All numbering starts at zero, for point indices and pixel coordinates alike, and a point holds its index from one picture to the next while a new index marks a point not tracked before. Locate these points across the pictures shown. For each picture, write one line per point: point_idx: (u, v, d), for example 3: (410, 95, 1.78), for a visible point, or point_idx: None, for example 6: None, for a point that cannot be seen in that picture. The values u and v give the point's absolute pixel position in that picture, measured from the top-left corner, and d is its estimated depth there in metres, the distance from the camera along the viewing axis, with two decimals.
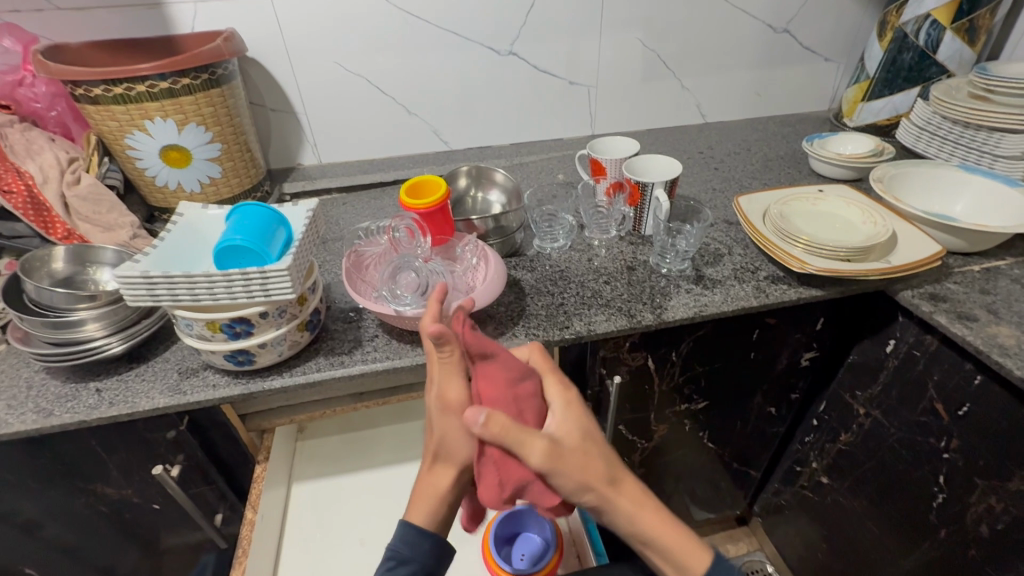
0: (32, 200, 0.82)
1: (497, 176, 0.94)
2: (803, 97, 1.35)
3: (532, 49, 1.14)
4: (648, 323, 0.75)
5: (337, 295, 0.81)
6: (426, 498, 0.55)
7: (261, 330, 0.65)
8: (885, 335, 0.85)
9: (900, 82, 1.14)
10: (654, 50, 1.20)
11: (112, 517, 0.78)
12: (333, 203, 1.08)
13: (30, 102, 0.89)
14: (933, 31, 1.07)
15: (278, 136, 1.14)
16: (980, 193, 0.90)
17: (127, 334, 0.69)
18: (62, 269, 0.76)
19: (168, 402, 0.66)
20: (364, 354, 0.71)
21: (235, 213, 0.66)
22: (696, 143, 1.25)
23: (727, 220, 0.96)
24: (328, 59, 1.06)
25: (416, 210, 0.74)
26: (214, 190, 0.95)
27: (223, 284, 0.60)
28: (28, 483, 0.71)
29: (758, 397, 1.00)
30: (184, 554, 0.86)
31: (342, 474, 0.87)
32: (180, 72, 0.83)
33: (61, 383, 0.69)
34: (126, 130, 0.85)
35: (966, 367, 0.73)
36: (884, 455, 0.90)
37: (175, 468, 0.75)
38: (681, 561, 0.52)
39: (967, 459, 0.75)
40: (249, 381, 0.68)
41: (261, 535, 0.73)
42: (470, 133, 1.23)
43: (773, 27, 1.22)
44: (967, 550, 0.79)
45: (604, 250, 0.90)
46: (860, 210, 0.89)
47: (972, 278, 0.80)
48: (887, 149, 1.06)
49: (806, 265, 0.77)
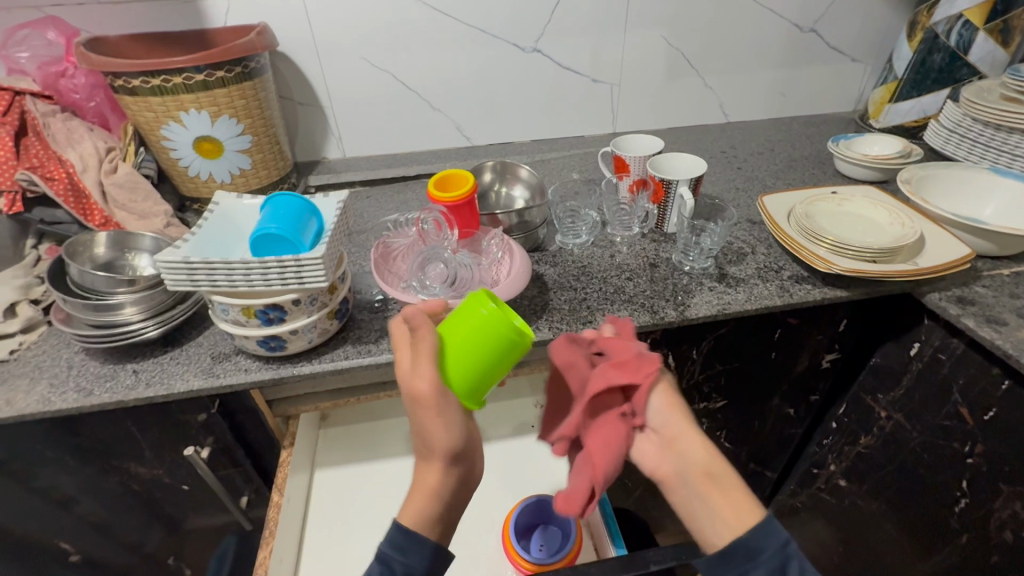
0: (72, 187, 0.84)
1: (521, 172, 0.95)
2: (828, 97, 1.34)
3: (556, 46, 1.14)
4: (670, 320, 0.76)
5: (363, 285, 0.83)
6: (417, 493, 0.51)
7: (293, 317, 0.67)
8: (910, 338, 0.84)
9: (930, 83, 1.12)
10: (678, 49, 1.20)
11: (142, 496, 0.81)
12: (358, 196, 1.10)
13: (71, 93, 0.92)
14: (964, 32, 1.05)
15: (304, 129, 1.16)
16: (1011, 197, 0.89)
17: (163, 319, 0.71)
18: (103, 254, 0.78)
19: (202, 384, 0.68)
20: (390, 343, 0.73)
21: (269, 203, 0.67)
22: (718, 143, 1.24)
23: (751, 219, 0.96)
24: (356, 55, 1.08)
25: (443, 203, 0.75)
26: (244, 181, 0.97)
27: (259, 271, 0.61)
28: (67, 459, 0.73)
29: (778, 398, 1.00)
30: (209, 535, 0.89)
31: (362, 462, 0.88)
32: (215, 65, 0.85)
33: (100, 364, 0.71)
34: (161, 121, 0.88)
35: (994, 372, 0.72)
36: (905, 460, 0.89)
37: (205, 450, 0.78)
38: (739, 512, 0.50)
39: (992, 464, 0.74)
40: (279, 367, 0.70)
41: (286, 518, 0.75)
42: (492, 130, 1.24)
43: (799, 26, 1.21)
44: (990, 557, 0.78)
45: (627, 247, 0.90)
46: (887, 211, 0.88)
47: (1001, 282, 0.79)
48: (915, 151, 1.05)
49: (831, 265, 0.77)
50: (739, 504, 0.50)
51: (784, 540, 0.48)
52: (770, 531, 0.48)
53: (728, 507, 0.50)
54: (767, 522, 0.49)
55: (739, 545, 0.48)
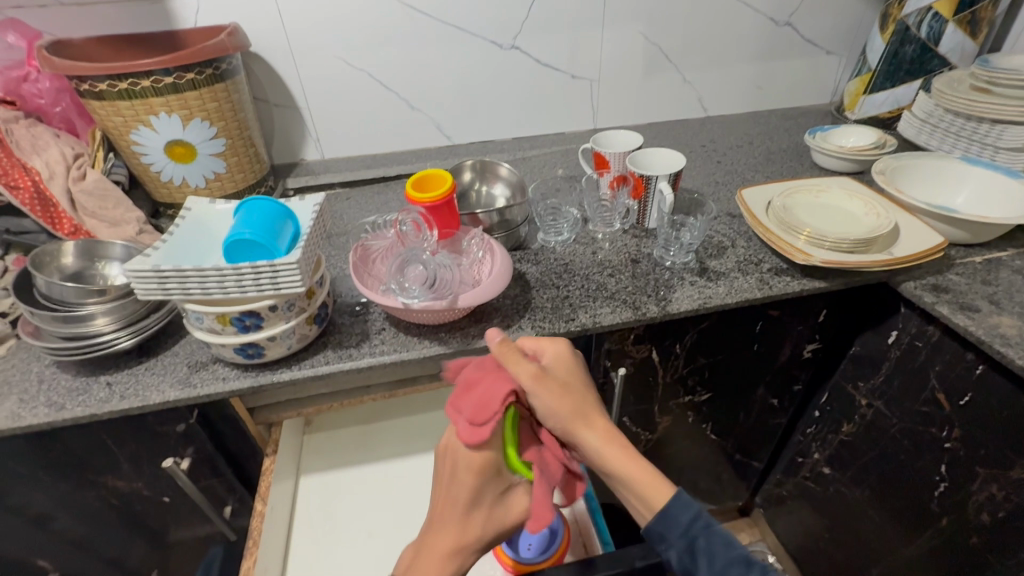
0: (39, 195, 0.83)
1: (501, 170, 0.94)
2: (805, 89, 1.35)
3: (534, 43, 1.14)
4: (652, 315, 0.76)
5: (343, 289, 0.82)
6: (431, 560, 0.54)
7: (270, 323, 0.66)
8: (888, 326, 0.86)
9: (902, 74, 1.14)
10: (656, 43, 1.20)
11: (122, 510, 0.79)
12: (337, 198, 1.09)
13: (34, 98, 0.89)
14: (934, 24, 1.07)
15: (281, 131, 1.14)
16: (981, 185, 0.91)
17: (137, 329, 0.69)
18: (71, 264, 0.76)
19: (178, 395, 0.67)
20: (371, 347, 0.72)
21: (242, 209, 0.66)
22: (697, 136, 1.25)
23: (730, 213, 0.96)
24: (331, 54, 1.06)
25: (421, 204, 0.74)
26: (219, 185, 0.95)
27: (233, 278, 0.60)
28: (40, 476, 0.71)
29: (762, 389, 1.01)
30: (194, 546, 0.87)
31: (348, 467, 0.87)
32: (185, 67, 0.83)
33: (71, 377, 0.70)
34: (131, 125, 0.85)
35: (968, 358, 0.74)
36: (886, 446, 0.90)
37: (185, 460, 0.76)
38: (646, 494, 0.53)
39: (968, 448, 0.76)
40: (258, 374, 0.69)
41: (271, 526, 0.74)
42: (472, 128, 1.23)
43: (775, 20, 1.22)
44: (969, 539, 0.80)
45: (608, 243, 0.90)
46: (863, 202, 0.89)
47: (974, 269, 0.81)
48: (889, 141, 1.06)
49: (809, 256, 0.77)
50: (654, 475, 0.54)
51: (694, 514, 0.52)
52: (681, 504, 0.52)
53: (636, 483, 0.53)
54: (677, 493, 0.53)
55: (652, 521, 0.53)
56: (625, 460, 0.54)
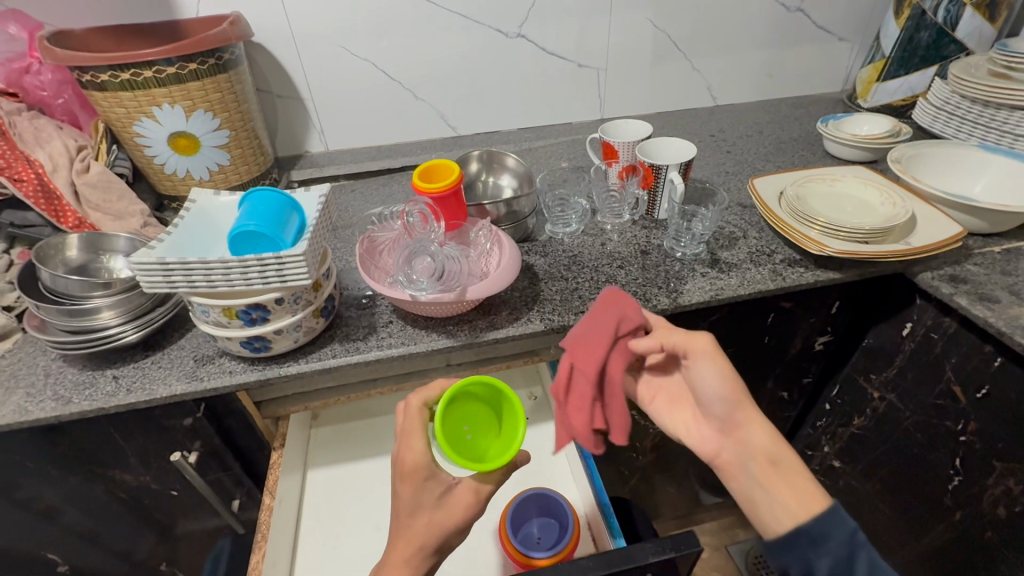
0: (43, 187, 0.81)
1: (507, 160, 0.93)
2: (817, 76, 1.33)
3: (540, 31, 1.12)
4: (664, 307, 0.74)
5: (349, 282, 0.81)
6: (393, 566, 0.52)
7: (276, 316, 0.65)
8: (903, 318, 0.84)
9: (917, 61, 1.11)
10: (664, 31, 1.17)
11: (131, 503, 0.79)
12: (341, 190, 1.08)
13: (37, 89, 0.89)
14: (951, 8, 1.04)
15: (285, 123, 1.13)
16: (999, 173, 0.89)
17: (142, 322, 0.69)
18: (76, 257, 0.76)
19: (184, 388, 0.66)
20: (378, 340, 0.71)
21: (247, 200, 0.65)
22: (706, 126, 1.23)
23: (741, 204, 0.95)
24: (334, 44, 1.05)
25: (429, 194, 0.73)
26: (223, 177, 0.94)
27: (239, 270, 0.59)
28: (48, 470, 0.71)
29: (772, 382, 1.00)
30: (202, 539, 0.87)
31: (355, 461, 0.87)
32: (187, 57, 0.82)
33: (78, 370, 0.69)
34: (134, 116, 0.84)
35: (986, 350, 0.72)
36: (899, 439, 0.89)
37: (193, 454, 0.76)
38: (799, 504, 0.49)
39: (985, 442, 0.75)
40: (265, 367, 0.68)
41: (278, 520, 0.73)
42: (477, 119, 1.22)
43: (786, 6, 1.20)
44: (984, 533, 0.79)
45: (617, 235, 0.89)
46: (878, 191, 0.87)
47: (992, 260, 0.79)
48: (904, 129, 1.04)
49: (824, 247, 0.76)
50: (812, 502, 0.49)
51: (852, 530, 0.47)
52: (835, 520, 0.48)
53: (790, 495, 0.50)
54: (832, 512, 0.48)
55: (801, 533, 0.48)
56: (791, 476, 0.51)
